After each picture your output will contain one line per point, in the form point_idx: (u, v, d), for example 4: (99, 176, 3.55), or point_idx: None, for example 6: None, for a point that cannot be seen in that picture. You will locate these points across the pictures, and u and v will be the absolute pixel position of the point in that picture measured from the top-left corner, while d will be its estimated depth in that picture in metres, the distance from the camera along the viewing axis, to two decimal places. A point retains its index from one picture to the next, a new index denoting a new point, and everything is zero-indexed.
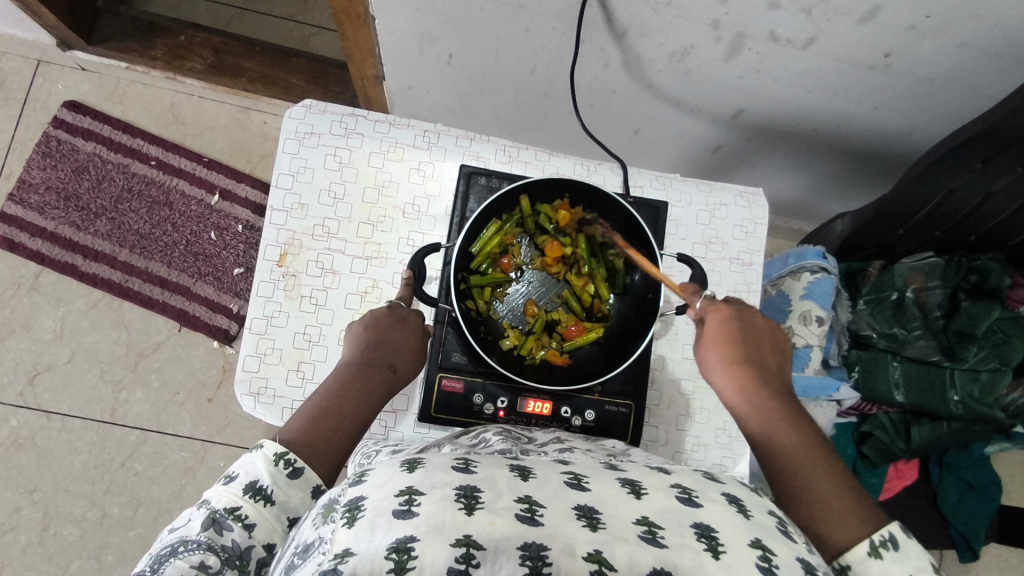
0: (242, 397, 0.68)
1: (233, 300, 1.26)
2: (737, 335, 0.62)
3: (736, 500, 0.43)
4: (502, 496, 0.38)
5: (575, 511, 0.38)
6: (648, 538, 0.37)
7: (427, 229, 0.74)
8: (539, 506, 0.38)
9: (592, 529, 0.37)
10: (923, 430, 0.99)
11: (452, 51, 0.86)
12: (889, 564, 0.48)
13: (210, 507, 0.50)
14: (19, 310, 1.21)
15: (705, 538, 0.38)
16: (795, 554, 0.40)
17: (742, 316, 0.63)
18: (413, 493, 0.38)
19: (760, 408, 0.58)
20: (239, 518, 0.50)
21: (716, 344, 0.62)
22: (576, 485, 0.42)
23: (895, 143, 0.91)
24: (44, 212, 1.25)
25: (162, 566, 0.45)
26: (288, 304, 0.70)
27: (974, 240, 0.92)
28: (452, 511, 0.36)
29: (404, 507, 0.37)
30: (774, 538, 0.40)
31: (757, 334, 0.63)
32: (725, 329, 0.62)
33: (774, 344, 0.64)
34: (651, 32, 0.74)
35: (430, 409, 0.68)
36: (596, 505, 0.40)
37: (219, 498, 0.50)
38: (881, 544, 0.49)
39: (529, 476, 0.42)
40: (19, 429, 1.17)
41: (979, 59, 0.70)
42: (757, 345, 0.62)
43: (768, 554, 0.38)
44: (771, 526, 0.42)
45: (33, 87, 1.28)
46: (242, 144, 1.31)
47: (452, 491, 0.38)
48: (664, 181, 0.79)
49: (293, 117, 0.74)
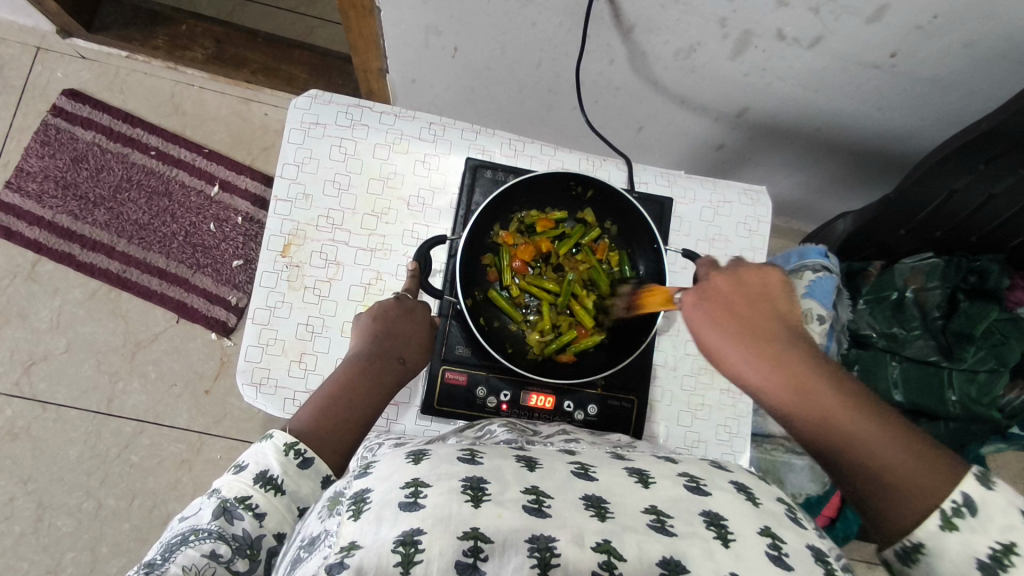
0: (243, 388, 0.67)
1: (232, 293, 1.25)
2: (725, 316, 0.52)
3: (744, 489, 0.43)
4: (508, 488, 0.38)
5: (583, 501, 0.39)
6: (656, 527, 0.38)
7: (432, 222, 0.74)
8: (546, 497, 0.38)
9: (601, 518, 0.38)
10: (921, 428, 1.00)
11: (458, 45, 0.86)
12: (968, 535, 0.43)
13: (221, 496, 0.50)
14: (15, 299, 1.20)
15: (714, 526, 0.38)
16: (806, 543, 0.40)
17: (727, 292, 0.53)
18: (419, 485, 0.37)
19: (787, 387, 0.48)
20: (250, 507, 0.49)
21: (714, 330, 0.52)
22: (583, 475, 0.42)
23: (897, 143, 0.92)
24: (42, 200, 1.24)
25: (174, 554, 0.46)
26: (291, 295, 0.70)
27: (975, 241, 0.93)
28: (458, 504, 0.36)
29: (411, 499, 0.36)
30: (784, 526, 0.40)
31: (740, 304, 0.52)
32: (709, 313, 0.53)
33: (767, 298, 0.53)
34: (658, 28, 0.74)
35: (433, 402, 0.68)
36: (604, 494, 0.40)
37: (229, 486, 0.50)
38: (955, 511, 0.43)
39: (535, 467, 0.42)
40: (13, 419, 1.17)
41: (982, 60, 0.70)
42: (742, 314, 0.52)
43: (777, 542, 0.38)
44: (782, 513, 0.42)
45: (32, 75, 1.27)
46: (242, 135, 1.31)
47: (458, 483, 0.38)
48: (669, 178, 0.79)
49: (299, 107, 0.74)
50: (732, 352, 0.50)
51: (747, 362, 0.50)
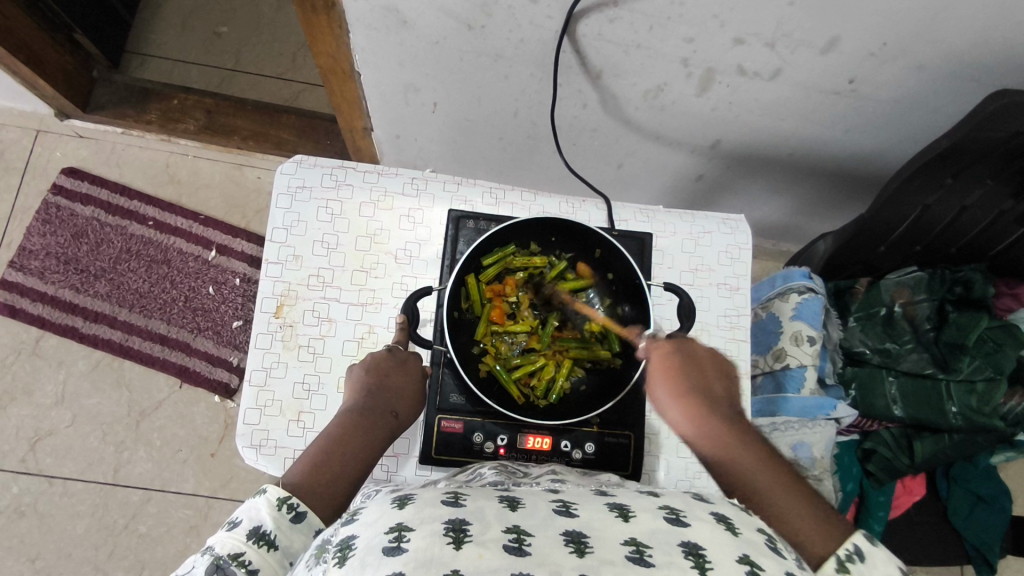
0: (244, 450, 0.68)
1: (233, 353, 1.27)
2: (681, 367, 0.62)
3: (725, 519, 0.44)
4: (490, 527, 0.39)
5: (563, 538, 0.39)
6: (635, 559, 0.38)
7: (420, 273, 0.76)
8: (527, 535, 0.39)
9: (580, 554, 0.38)
10: (926, 443, 0.98)
11: (436, 101, 0.90)
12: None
13: (214, 554, 0.50)
14: (20, 375, 1.22)
15: (692, 556, 0.39)
16: (785, 570, 0.40)
17: (684, 349, 0.63)
18: (403, 529, 0.38)
19: (725, 439, 0.57)
20: (243, 563, 0.50)
21: (665, 379, 0.61)
22: (564, 512, 0.42)
23: (870, 163, 0.94)
24: (44, 276, 1.27)
25: None
26: (286, 354, 0.72)
27: (955, 252, 0.95)
28: (441, 546, 0.37)
29: (394, 544, 0.37)
30: (763, 554, 0.41)
31: (698, 364, 0.63)
32: (667, 367, 0.62)
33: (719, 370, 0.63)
34: (625, 72, 0.77)
35: (431, 451, 0.69)
36: (584, 530, 0.40)
37: (222, 543, 0.51)
38: (848, 558, 0.50)
39: (517, 505, 0.43)
40: (20, 496, 1.17)
41: (937, 81, 0.73)
42: (698, 371, 0.62)
43: (755, 569, 0.39)
44: (761, 543, 0.42)
45: (32, 156, 1.32)
46: (236, 199, 1.34)
47: (441, 525, 0.39)
48: (649, 214, 0.81)
49: (285, 172, 0.76)
50: (677, 401, 0.60)
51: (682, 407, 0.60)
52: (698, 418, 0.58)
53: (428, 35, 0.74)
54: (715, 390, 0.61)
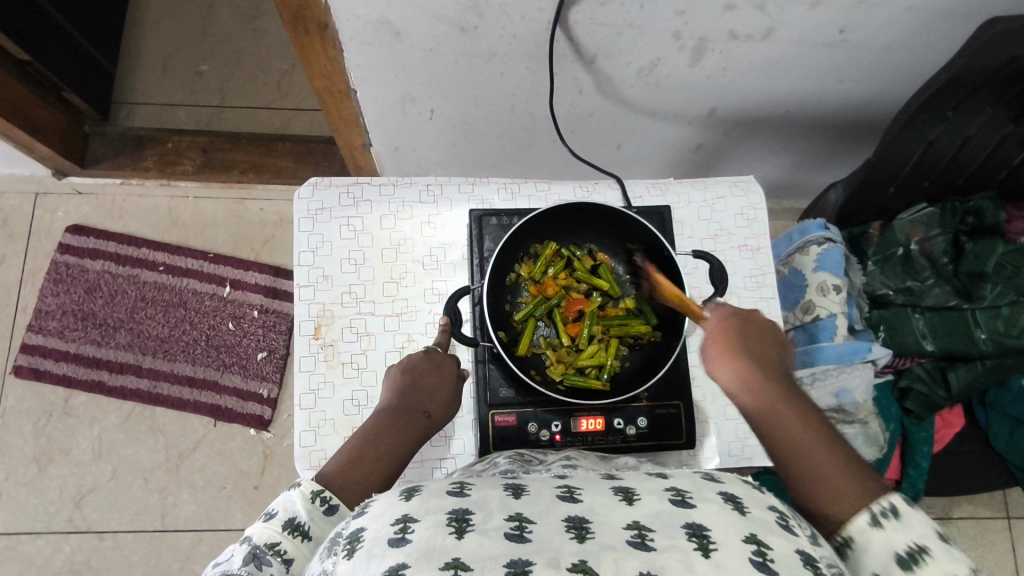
0: (304, 473, 0.69)
1: (262, 385, 1.27)
2: (735, 335, 0.61)
3: (733, 499, 0.44)
4: (492, 517, 0.40)
5: (564, 523, 0.40)
6: (636, 542, 0.39)
7: (449, 276, 0.77)
8: (528, 523, 0.40)
9: (580, 539, 0.39)
10: (960, 374, 0.99)
11: (433, 107, 0.91)
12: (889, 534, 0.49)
13: (251, 544, 0.51)
14: (55, 437, 1.22)
15: (696, 537, 0.39)
16: (793, 548, 0.40)
17: (740, 320, 0.62)
18: (408, 520, 0.40)
19: (773, 405, 0.56)
20: (279, 553, 0.51)
21: (718, 346, 0.60)
22: (568, 497, 0.43)
23: (866, 109, 0.96)
24: (64, 335, 1.27)
25: None
26: (332, 373, 0.73)
27: (963, 183, 0.96)
28: (442, 535, 0.38)
29: (399, 535, 0.39)
30: (773, 533, 0.41)
31: (756, 335, 0.62)
32: (723, 335, 0.61)
33: (774, 341, 0.62)
34: (618, 53, 0.78)
35: (489, 447, 0.70)
36: (586, 514, 0.41)
37: (259, 534, 0.52)
38: (881, 514, 0.50)
39: (522, 493, 0.43)
40: (73, 555, 1.17)
41: (925, 19, 0.75)
42: (755, 342, 0.61)
43: (762, 548, 0.39)
44: (770, 520, 0.42)
45: (34, 219, 1.32)
46: (243, 233, 1.35)
47: (445, 515, 0.40)
48: (660, 187, 0.82)
49: (303, 196, 0.77)
50: (731, 365, 0.59)
51: (737, 371, 0.58)
52: (751, 382, 0.57)
53: (422, 43, 0.75)
54: (771, 359, 0.60)
